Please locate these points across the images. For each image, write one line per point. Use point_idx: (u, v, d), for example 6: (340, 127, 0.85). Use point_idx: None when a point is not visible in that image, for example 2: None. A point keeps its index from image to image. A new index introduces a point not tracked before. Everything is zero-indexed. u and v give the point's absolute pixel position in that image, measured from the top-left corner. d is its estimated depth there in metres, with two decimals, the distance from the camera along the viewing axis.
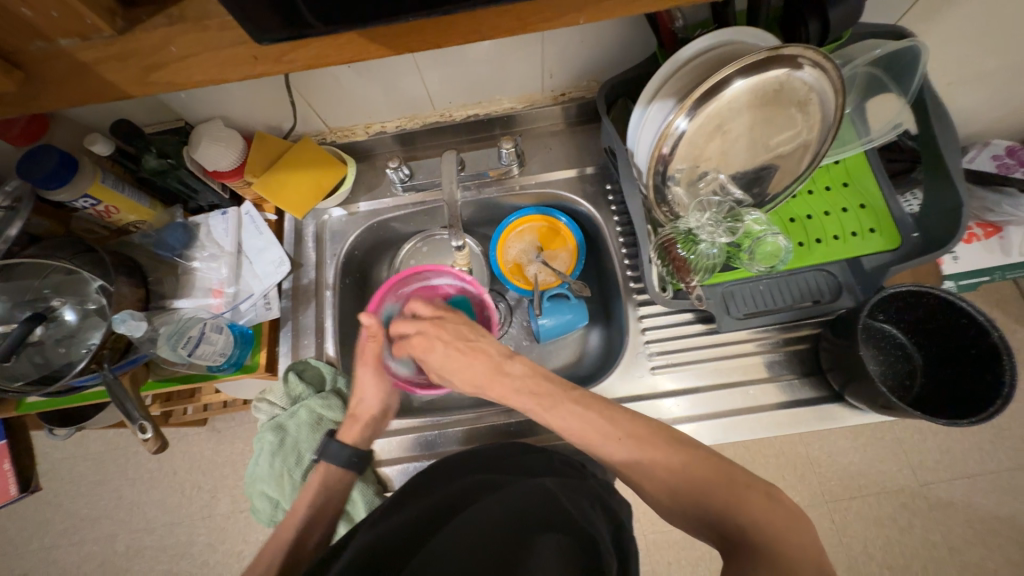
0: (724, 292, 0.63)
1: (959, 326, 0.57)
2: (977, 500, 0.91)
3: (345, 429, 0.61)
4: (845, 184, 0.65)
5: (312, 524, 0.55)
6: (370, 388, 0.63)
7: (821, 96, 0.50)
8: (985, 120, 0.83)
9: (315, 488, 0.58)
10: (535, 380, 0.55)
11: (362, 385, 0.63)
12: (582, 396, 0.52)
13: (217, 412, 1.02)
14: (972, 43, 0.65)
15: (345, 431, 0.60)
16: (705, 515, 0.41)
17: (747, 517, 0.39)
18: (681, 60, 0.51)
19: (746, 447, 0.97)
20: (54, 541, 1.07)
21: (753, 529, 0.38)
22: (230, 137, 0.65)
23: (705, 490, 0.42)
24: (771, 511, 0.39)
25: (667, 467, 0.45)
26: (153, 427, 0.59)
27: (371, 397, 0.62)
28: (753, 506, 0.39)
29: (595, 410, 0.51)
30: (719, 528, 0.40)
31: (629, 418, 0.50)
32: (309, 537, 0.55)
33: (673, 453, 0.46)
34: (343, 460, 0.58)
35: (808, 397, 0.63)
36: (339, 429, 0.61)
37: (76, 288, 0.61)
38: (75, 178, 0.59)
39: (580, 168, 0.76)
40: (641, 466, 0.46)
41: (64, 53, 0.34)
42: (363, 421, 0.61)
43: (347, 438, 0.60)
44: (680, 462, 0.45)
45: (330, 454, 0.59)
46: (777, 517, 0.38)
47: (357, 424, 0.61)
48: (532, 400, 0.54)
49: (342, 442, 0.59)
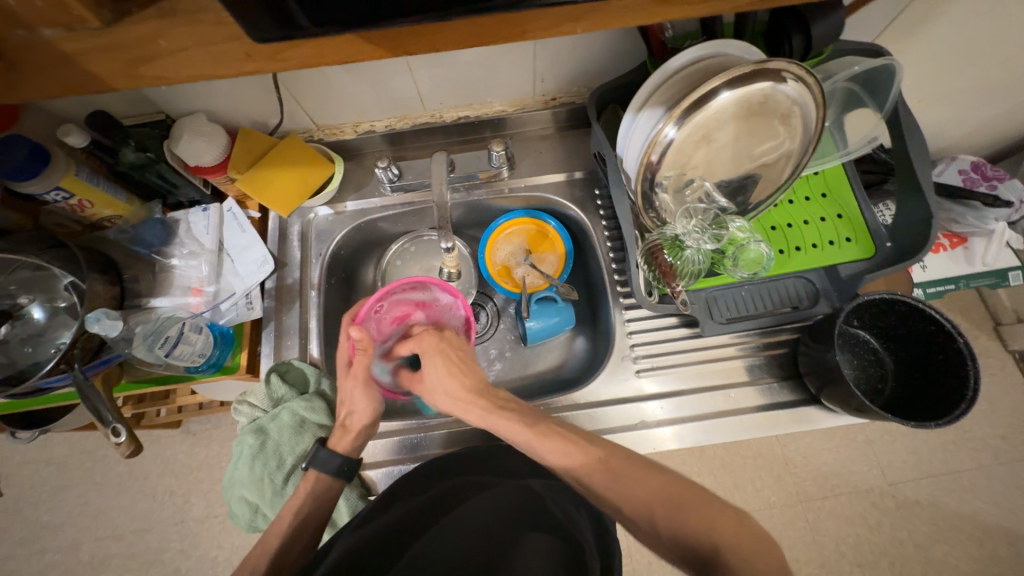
0: (708, 297, 0.65)
1: (927, 332, 0.60)
2: (941, 499, 0.95)
3: (336, 438, 0.59)
4: (823, 195, 0.68)
5: (295, 529, 0.54)
6: (361, 401, 0.60)
7: (803, 109, 0.52)
8: (953, 135, 0.87)
9: (298, 500, 0.56)
10: (519, 405, 0.54)
11: (351, 396, 0.60)
12: (561, 425, 0.50)
13: (192, 414, 0.98)
14: (944, 62, 0.68)
15: (336, 441, 0.59)
16: (674, 539, 0.39)
17: (722, 540, 0.38)
18: (670, 70, 0.52)
19: (724, 448, 0.99)
20: (14, 550, 1.02)
21: (728, 556, 0.36)
22: (214, 132, 0.63)
23: (678, 513, 0.40)
24: (743, 536, 0.38)
25: (643, 488, 0.43)
26: (126, 430, 0.57)
27: (360, 409, 0.60)
28: (722, 534, 0.38)
29: (575, 436, 0.48)
30: (691, 553, 0.38)
31: (609, 444, 0.48)
32: (291, 544, 0.54)
33: (647, 478, 0.43)
34: (335, 468, 0.57)
35: (787, 400, 0.65)
36: (330, 437, 0.60)
37: (45, 284, 0.59)
38: (47, 170, 0.57)
39: (570, 172, 0.76)
40: (610, 488, 0.43)
41: (46, 43, 0.33)
42: (355, 431, 0.60)
43: (337, 448, 0.59)
44: (654, 484, 0.43)
45: (321, 461, 0.57)
46: (747, 544, 0.37)
47: (348, 434, 0.59)
48: (519, 421, 0.51)
49: (332, 451, 0.58)
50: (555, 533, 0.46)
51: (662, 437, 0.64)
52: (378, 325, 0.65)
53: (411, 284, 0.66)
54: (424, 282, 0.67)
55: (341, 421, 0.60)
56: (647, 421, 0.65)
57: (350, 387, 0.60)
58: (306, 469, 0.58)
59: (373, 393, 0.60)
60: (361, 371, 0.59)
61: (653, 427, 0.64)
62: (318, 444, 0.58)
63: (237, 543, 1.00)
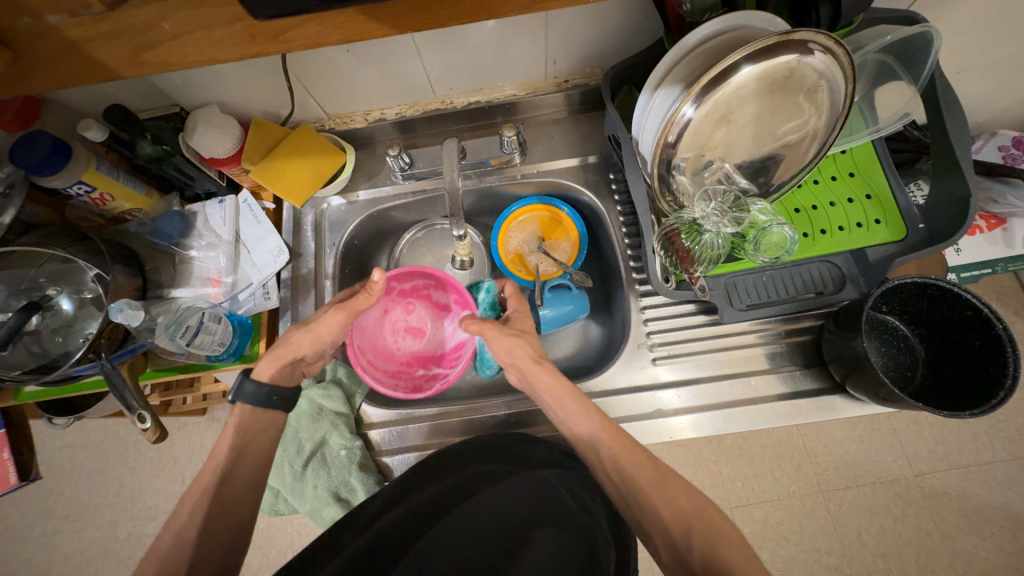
0: (728, 282, 0.63)
1: (962, 319, 0.57)
2: (972, 490, 0.91)
3: (266, 365, 0.55)
4: (851, 174, 0.65)
5: None
6: (320, 334, 0.57)
7: (831, 84, 0.49)
8: (992, 110, 0.82)
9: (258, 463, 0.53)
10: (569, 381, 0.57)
11: (317, 326, 0.57)
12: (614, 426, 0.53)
13: (216, 402, 1.01)
14: (984, 31, 0.64)
15: (263, 368, 0.55)
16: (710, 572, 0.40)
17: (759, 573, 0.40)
18: (688, 46, 0.50)
19: (743, 436, 0.97)
20: (56, 528, 1.08)
21: None
22: (225, 123, 0.64)
23: (716, 545, 0.41)
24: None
25: (689, 500, 0.46)
26: (152, 417, 0.59)
27: (311, 340, 0.57)
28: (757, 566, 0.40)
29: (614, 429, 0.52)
30: None
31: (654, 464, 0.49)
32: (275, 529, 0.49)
33: (693, 495, 0.46)
34: (263, 399, 0.53)
35: (810, 388, 0.63)
36: (257, 364, 0.55)
37: (72, 277, 0.61)
38: (69, 165, 0.58)
39: (583, 157, 0.75)
40: (655, 493, 0.46)
41: (51, 30, 0.33)
42: (287, 361, 0.56)
43: (261, 375, 0.55)
44: (693, 505, 0.45)
45: None
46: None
47: (281, 364, 0.56)
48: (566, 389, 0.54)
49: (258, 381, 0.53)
50: (567, 527, 0.46)
51: (678, 426, 0.63)
52: (396, 309, 0.69)
53: (444, 307, 0.70)
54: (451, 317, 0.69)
55: (288, 351, 0.56)
56: (664, 409, 0.64)
57: (331, 318, 0.56)
58: (232, 402, 0.53)
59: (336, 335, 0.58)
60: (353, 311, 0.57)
61: (669, 416, 0.63)
62: (242, 375, 0.53)
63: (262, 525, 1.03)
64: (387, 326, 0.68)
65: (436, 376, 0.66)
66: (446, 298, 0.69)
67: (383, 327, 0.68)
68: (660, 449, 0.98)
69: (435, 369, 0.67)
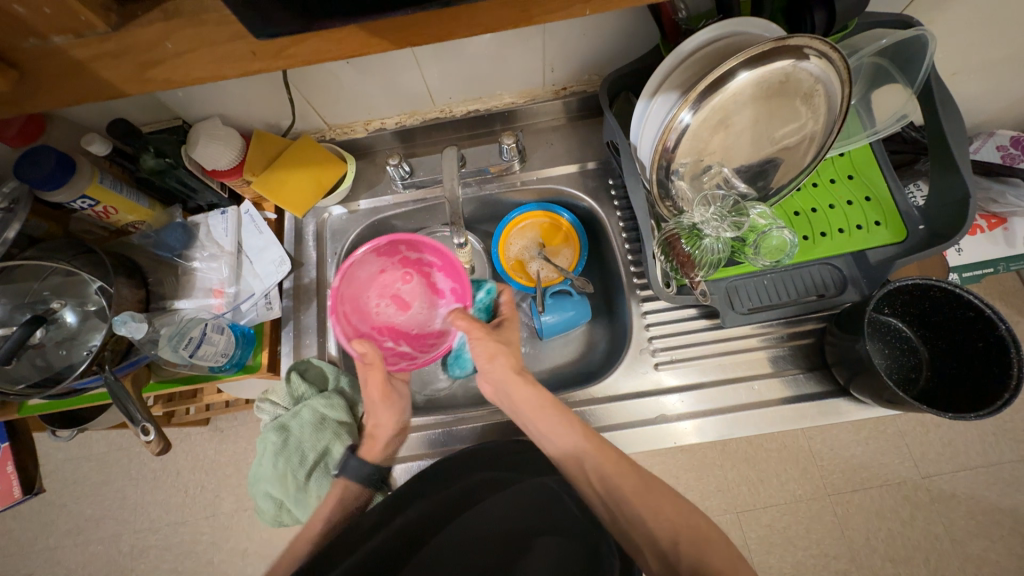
0: (729, 286, 0.63)
1: (964, 319, 0.57)
2: (980, 492, 0.90)
3: (367, 449, 0.61)
4: (850, 177, 0.65)
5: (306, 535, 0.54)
6: (381, 412, 0.62)
7: (827, 88, 0.49)
8: (990, 110, 0.82)
9: (332, 502, 0.58)
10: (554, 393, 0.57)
11: (373, 410, 0.62)
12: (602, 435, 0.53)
13: (218, 412, 1.01)
14: (979, 33, 0.64)
15: (366, 450, 0.61)
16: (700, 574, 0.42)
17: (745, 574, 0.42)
18: (684, 53, 0.50)
19: (747, 440, 0.96)
20: (59, 541, 1.07)
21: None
22: (228, 135, 0.64)
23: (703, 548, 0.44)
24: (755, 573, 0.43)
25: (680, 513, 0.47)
26: (155, 429, 0.59)
27: (383, 421, 0.62)
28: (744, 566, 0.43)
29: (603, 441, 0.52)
30: None
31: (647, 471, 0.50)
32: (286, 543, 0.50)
33: (682, 507, 0.47)
34: (367, 475, 0.59)
35: (814, 392, 0.63)
36: (359, 446, 0.62)
37: (76, 289, 0.61)
38: (73, 179, 0.59)
39: (582, 163, 0.75)
40: (643, 504, 0.47)
41: (57, 50, 0.34)
42: (381, 441, 0.62)
43: (368, 456, 0.61)
44: (686, 516, 0.47)
45: (353, 468, 0.59)
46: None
47: (377, 443, 0.62)
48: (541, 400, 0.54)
49: (361, 460, 0.60)
50: (568, 535, 0.47)
51: (682, 431, 0.63)
52: (393, 273, 0.68)
53: (437, 290, 0.68)
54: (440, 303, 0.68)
55: (369, 432, 0.62)
56: (667, 415, 0.63)
57: (372, 403, 0.61)
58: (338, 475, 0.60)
59: (393, 405, 0.62)
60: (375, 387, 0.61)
61: (673, 421, 0.63)
62: (348, 454, 0.60)
63: (266, 537, 1.03)
64: (376, 287, 0.67)
65: (400, 354, 0.65)
66: (445, 285, 0.68)
67: (371, 286, 0.67)
68: (664, 454, 0.97)
69: (403, 347, 0.66)
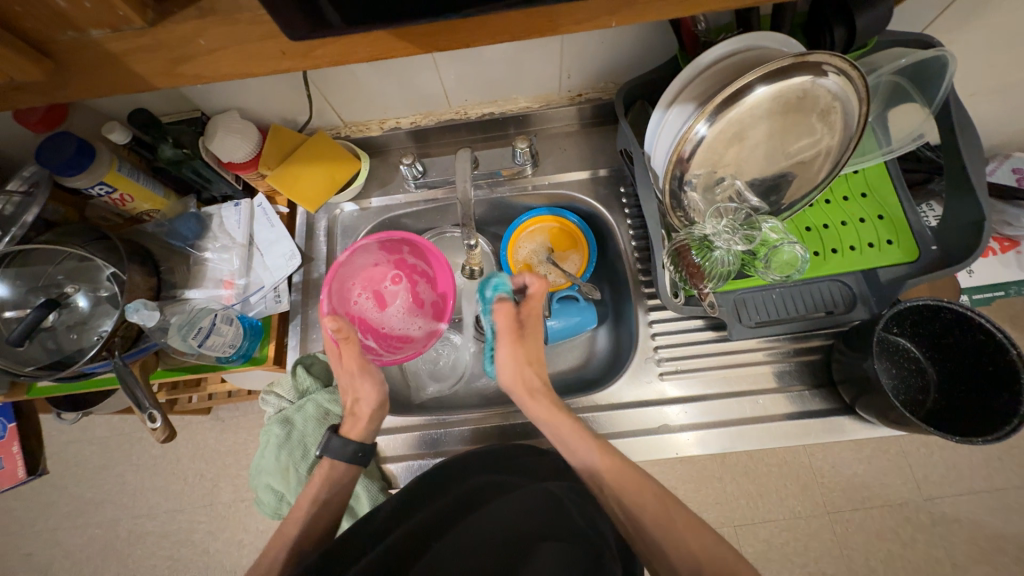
0: (737, 299, 0.63)
1: (976, 343, 0.57)
2: (982, 517, 0.89)
3: (348, 426, 0.60)
4: (863, 195, 0.65)
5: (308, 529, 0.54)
6: (361, 386, 0.62)
7: (845, 105, 0.49)
8: (1007, 132, 0.81)
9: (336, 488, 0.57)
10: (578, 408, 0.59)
11: (352, 385, 0.62)
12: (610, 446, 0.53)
13: (221, 402, 1.02)
14: (1000, 55, 0.64)
15: (347, 429, 0.60)
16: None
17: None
18: (703, 64, 0.50)
19: (748, 454, 0.96)
20: (58, 523, 1.08)
21: None
22: (245, 129, 0.65)
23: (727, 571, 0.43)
24: None
25: (700, 543, 0.46)
26: (163, 416, 0.59)
27: (364, 395, 0.62)
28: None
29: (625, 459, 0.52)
30: None
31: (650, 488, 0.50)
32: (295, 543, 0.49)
33: (700, 533, 0.47)
34: (349, 454, 0.58)
35: (818, 409, 0.63)
36: (342, 425, 0.61)
37: (88, 275, 0.62)
38: (92, 165, 0.59)
39: (594, 169, 0.75)
40: (659, 531, 0.47)
41: (94, 44, 0.34)
42: (365, 416, 0.61)
43: (351, 435, 0.60)
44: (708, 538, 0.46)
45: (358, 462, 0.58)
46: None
47: (360, 421, 0.61)
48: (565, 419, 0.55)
49: (344, 438, 0.59)
50: (570, 540, 0.46)
51: (684, 442, 0.62)
52: (382, 269, 0.69)
53: (420, 298, 0.70)
54: (420, 312, 0.69)
55: (349, 409, 0.62)
56: (669, 425, 0.63)
57: (350, 379, 0.61)
58: (321, 455, 0.59)
59: (371, 377, 0.62)
60: (351, 362, 0.60)
61: (675, 431, 0.63)
62: (330, 432, 0.59)
63: (263, 528, 1.03)
64: (364, 279, 0.68)
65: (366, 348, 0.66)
66: (429, 296, 0.69)
67: (357, 276, 0.67)
68: (664, 464, 0.97)
69: (369, 342, 0.66)
